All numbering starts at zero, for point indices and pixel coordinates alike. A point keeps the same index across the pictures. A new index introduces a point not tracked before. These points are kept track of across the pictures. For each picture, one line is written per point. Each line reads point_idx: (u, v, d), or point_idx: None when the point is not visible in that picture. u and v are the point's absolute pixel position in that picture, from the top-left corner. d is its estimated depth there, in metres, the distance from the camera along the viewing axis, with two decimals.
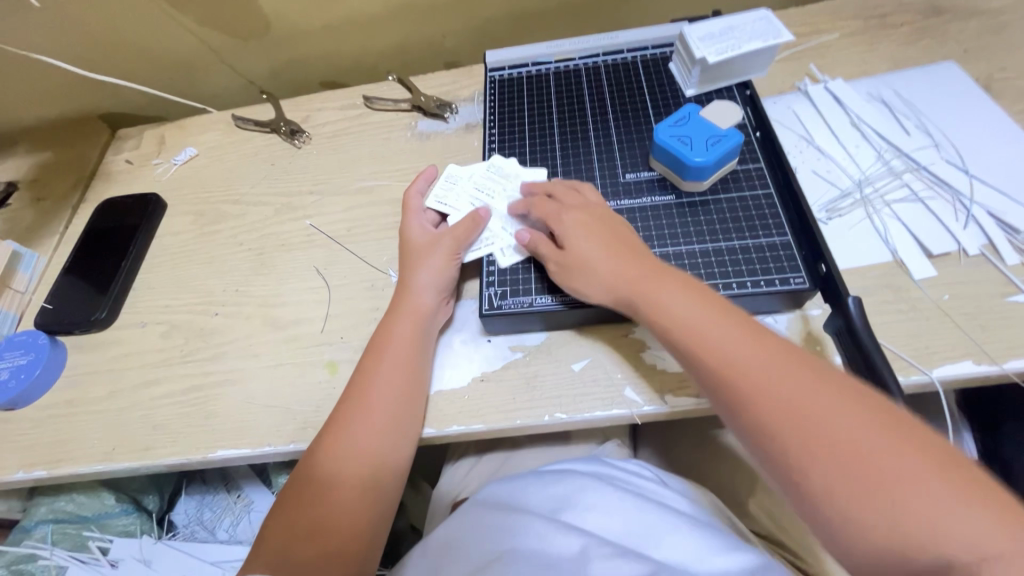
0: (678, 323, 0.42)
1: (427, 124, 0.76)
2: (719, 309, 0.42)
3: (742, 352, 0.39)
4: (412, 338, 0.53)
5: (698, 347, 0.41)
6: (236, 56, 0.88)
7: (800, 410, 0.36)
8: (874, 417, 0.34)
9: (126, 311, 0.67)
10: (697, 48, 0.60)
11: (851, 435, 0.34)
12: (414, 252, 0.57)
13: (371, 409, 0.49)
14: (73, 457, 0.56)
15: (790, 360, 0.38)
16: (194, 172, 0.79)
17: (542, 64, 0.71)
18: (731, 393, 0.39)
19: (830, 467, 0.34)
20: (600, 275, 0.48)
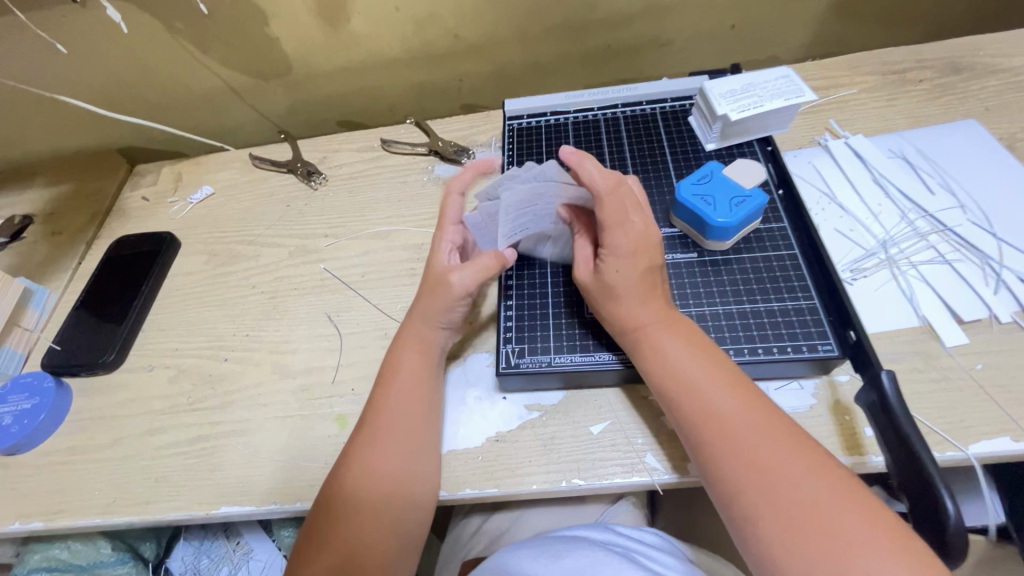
0: (676, 373, 0.44)
1: (443, 169, 0.76)
2: (714, 366, 0.44)
3: (737, 411, 0.41)
4: (422, 366, 0.53)
5: (686, 396, 0.43)
6: (256, 96, 0.89)
7: (776, 478, 0.37)
8: (845, 495, 0.36)
9: (134, 353, 0.66)
10: (719, 105, 0.60)
11: (825, 508, 0.35)
12: (427, 285, 0.55)
13: (386, 436, 0.48)
14: (72, 509, 0.55)
15: (772, 423, 0.40)
16: (210, 210, 0.79)
17: (561, 113, 0.71)
18: (717, 450, 0.40)
19: (786, 519, 0.36)
20: (618, 303, 0.48)
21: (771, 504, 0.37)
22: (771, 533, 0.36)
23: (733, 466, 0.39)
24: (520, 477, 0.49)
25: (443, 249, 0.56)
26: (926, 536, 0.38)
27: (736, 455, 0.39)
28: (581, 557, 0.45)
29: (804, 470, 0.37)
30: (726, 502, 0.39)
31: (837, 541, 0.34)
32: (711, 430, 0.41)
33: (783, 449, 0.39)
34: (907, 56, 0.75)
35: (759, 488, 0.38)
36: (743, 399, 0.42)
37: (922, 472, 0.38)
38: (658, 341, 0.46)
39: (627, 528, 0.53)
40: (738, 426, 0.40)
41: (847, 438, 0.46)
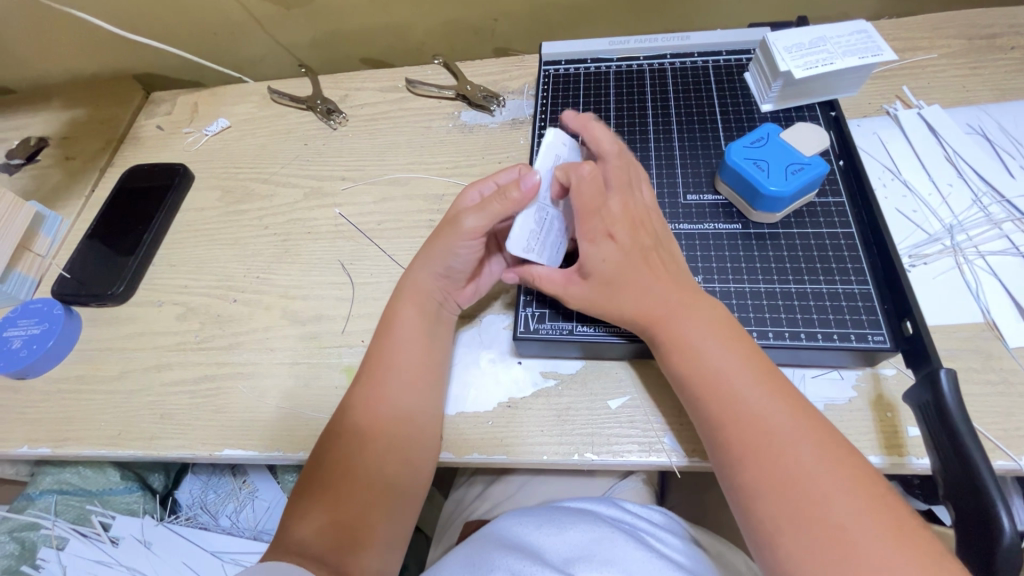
0: (695, 366, 0.40)
1: (471, 116, 0.71)
2: (744, 355, 0.39)
3: (767, 413, 0.37)
4: (418, 322, 0.50)
5: (707, 389, 0.39)
6: (278, 25, 0.84)
7: (799, 486, 0.34)
8: (873, 507, 0.32)
9: (144, 287, 0.64)
10: (783, 60, 0.53)
11: (853, 531, 0.32)
12: (440, 227, 0.51)
13: (383, 396, 0.47)
14: (78, 437, 0.55)
15: (799, 421, 0.36)
16: (225, 145, 0.75)
17: (603, 61, 0.65)
18: (740, 454, 0.36)
19: (800, 525, 0.33)
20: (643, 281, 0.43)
21: (795, 525, 0.33)
22: (790, 554, 0.33)
23: (757, 474, 0.35)
24: (531, 447, 0.47)
25: (469, 198, 0.52)
26: (968, 560, 0.35)
27: (759, 460, 0.35)
28: (583, 533, 0.43)
29: (835, 482, 0.33)
30: (745, 511, 0.36)
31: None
32: (734, 432, 0.37)
33: (821, 465, 0.34)
34: (999, 18, 0.66)
35: (777, 493, 0.34)
36: (771, 394, 0.37)
37: (978, 487, 0.34)
38: (682, 332, 0.41)
39: (634, 505, 0.51)
40: (768, 434, 0.36)
41: (887, 435, 0.43)
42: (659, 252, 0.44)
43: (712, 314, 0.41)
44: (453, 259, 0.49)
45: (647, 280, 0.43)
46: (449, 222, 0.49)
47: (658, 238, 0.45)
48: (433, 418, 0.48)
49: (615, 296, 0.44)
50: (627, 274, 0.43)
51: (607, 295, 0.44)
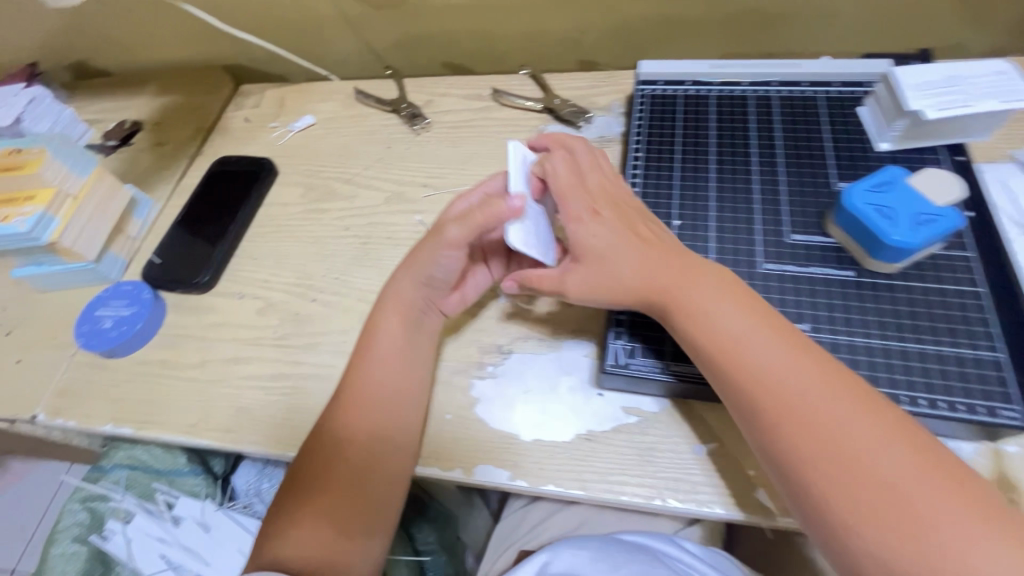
0: (713, 334, 0.40)
1: (556, 130, 0.70)
2: (760, 315, 0.40)
3: (790, 374, 0.37)
4: (398, 334, 0.50)
5: (730, 356, 0.39)
6: (368, 25, 0.85)
7: (846, 448, 0.35)
8: (912, 454, 0.34)
9: (226, 278, 0.65)
10: (912, 98, 0.50)
11: (900, 483, 0.33)
12: (425, 238, 0.52)
13: (361, 403, 0.48)
14: (159, 422, 0.56)
15: (822, 377, 0.37)
16: (310, 142, 0.76)
17: (704, 84, 0.62)
18: (776, 422, 0.37)
19: (851, 486, 0.34)
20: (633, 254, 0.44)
21: (846, 487, 0.34)
22: (846, 513, 0.34)
23: (797, 440, 0.36)
24: (611, 486, 0.45)
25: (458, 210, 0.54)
26: None
27: (796, 426, 0.36)
28: None
29: (872, 434, 0.35)
30: (790, 476, 0.36)
31: (924, 521, 0.32)
32: (763, 398, 0.38)
33: (856, 418, 0.35)
34: None
35: (821, 458, 0.35)
36: (793, 354, 0.38)
37: None
38: (697, 304, 0.42)
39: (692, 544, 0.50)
40: (799, 396, 0.37)
41: None
42: (648, 226, 0.47)
43: (718, 280, 0.43)
44: (436, 268, 0.50)
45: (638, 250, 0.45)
46: (436, 233, 0.50)
47: (642, 214, 0.48)
48: (411, 420, 0.49)
49: (616, 279, 0.45)
50: (614, 249, 0.45)
51: (604, 267, 0.45)
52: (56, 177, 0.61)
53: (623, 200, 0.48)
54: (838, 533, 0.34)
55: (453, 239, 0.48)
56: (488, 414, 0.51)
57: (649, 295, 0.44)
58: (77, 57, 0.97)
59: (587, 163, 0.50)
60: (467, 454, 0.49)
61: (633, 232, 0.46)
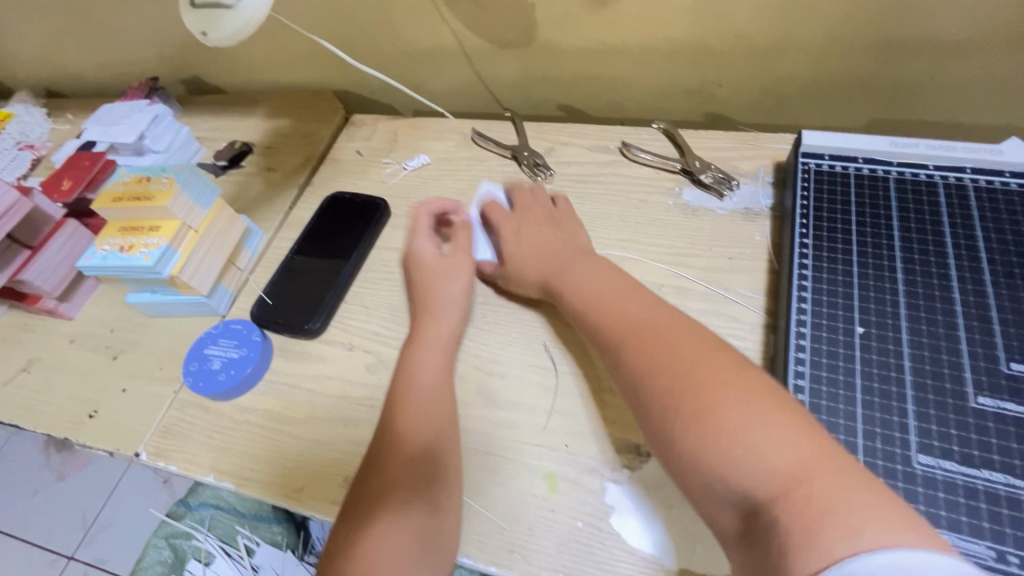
0: (587, 295, 0.51)
1: (694, 195, 0.64)
2: (630, 289, 0.50)
3: (642, 320, 0.46)
4: (444, 358, 0.53)
5: (596, 310, 0.49)
6: (487, 63, 0.82)
7: (669, 367, 0.41)
8: (722, 370, 0.39)
9: (335, 325, 0.62)
10: None
11: (712, 395, 0.38)
12: (423, 275, 0.58)
13: (414, 418, 0.48)
14: (262, 480, 0.53)
15: (667, 322, 0.45)
16: (423, 182, 0.74)
17: (880, 163, 0.55)
18: (627, 357, 0.44)
19: (670, 399, 0.39)
20: (534, 245, 0.58)
21: (670, 404, 0.39)
22: (671, 429, 0.39)
23: (637, 368, 0.43)
24: None
25: (427, 244, 0.60)
26: None
27: (642, 359, 0.43)
28: None
29: (691, 357, 0.41)
30: (639, 407, 0.42)
31: (737, 421, 0.36)
32: (621, 340, 0.46)
33: (689, 350, 0.42)
34: None
35: (654, 383, 0.41)
36: (653, 309, 0.47)
37: None
38: (575, 284, 0.52)
39: None
40: (647, 339, 0.44)
41: None
42: (557, 233, 0.59)
43: (601, 263, 0.55)
44: (461, 290, 0.57)
45: (542, 242, 0.58)
46: (449, 263, 0.58)
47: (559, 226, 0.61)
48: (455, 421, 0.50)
49: (523, 259, 0.57)
50: (521, 243, 0.59)
51: (516, 253, 0.58)
52: (181, 211, 0.59)
53: (540, 215, 0.61)
54: (669, 445, 0.38)
55: (456, 257, 0.59)
56: (625, 528, 0.45)
57: (546, 278, 0.55)
58: (194, 72, 0.99)
59: (522, 198, 0.64)
60: (601, 574, 0.43)
61: (534, 231, 0.59)
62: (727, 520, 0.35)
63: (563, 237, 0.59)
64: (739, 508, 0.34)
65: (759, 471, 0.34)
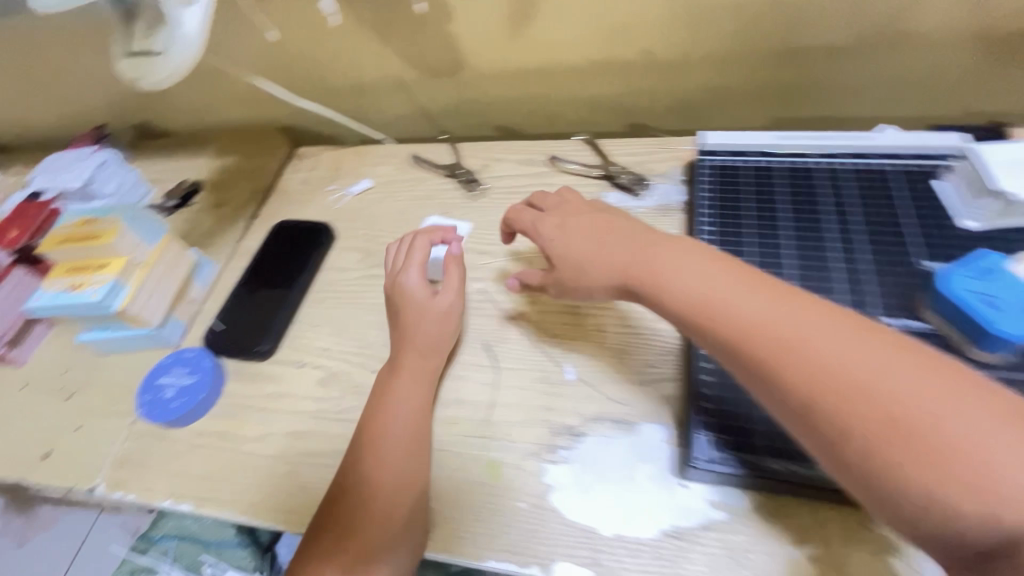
0: (685, 282, 0.42)
1: (615, 197, 0.69)
2: (724, 266, 0.42)
3: (755, 306, 0.38)
4: (420, 392, 0.53)
5: (699, 300, 0.41)
6: (422, 91, 0.87)
7: (830, 363, 0.34)
8: (896, 355, 0.33)
9: (286, 345, 0.65)
10: (999, 176, 0.49)
11: (900, 390, 0.32)
12: (409, 311, 0.57)
13: (380, 454, 0.49)
14: (219, 499, 0.55)
15: (794, 302, 0.38)
16: (366, 205, 0.78)
17: (768, 155, 0.62)
18: (769, 355, 0.36)
19: (845, 401, 0.33)
20: (598, 240, 0.50)
21: (851, 409, 0.32)
22: (859, 438, 0.32)
23: (780, 367, 0.35)
24: None
25: (412, 276, 0.58)
26: None
27: (787, 357, 0.35)
28: None
29: (845, 344, 0.34)
30: (803, 425, 0.35)
31: (949, 434, 0.30)
32: (746, 335, 0.37)
33: (839, 339, 0.35)
34: None
35: (817, 381, 0.34)
36: (760, 289, 0.39)
37: None
38: (677, 279, 0.43)
39: None
40: (785, 337, 0.36)
41: None
42: (619, 223, 0.51)
43: (692, 246, 0.45)
44: (438, 332, 0.56)
45: (625, 238, 0.49)
46: (434, 309, 0.56)
47: (623, 217, 0.52)
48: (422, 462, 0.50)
49: (607, 259, 0.48)
50: (572, 245, 0.51)
51: (589, 256, 0.49)
52: (128, 248, 0.62)
53: (575, 210, 0.55)
54: (860, 466, 0.32)
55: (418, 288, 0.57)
56: (562, 504, 0.48)
57: (627, 277, 0.46)
58: (141, 118, 1.02)
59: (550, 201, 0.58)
60: (543, 549, 0.46)
61: (607, 227, 0.51)
62: (958, 545, 0.29)
63: (619, 226, 0.51)
64: (981, 527, 0.28)
65: (982, 474, 0.28)
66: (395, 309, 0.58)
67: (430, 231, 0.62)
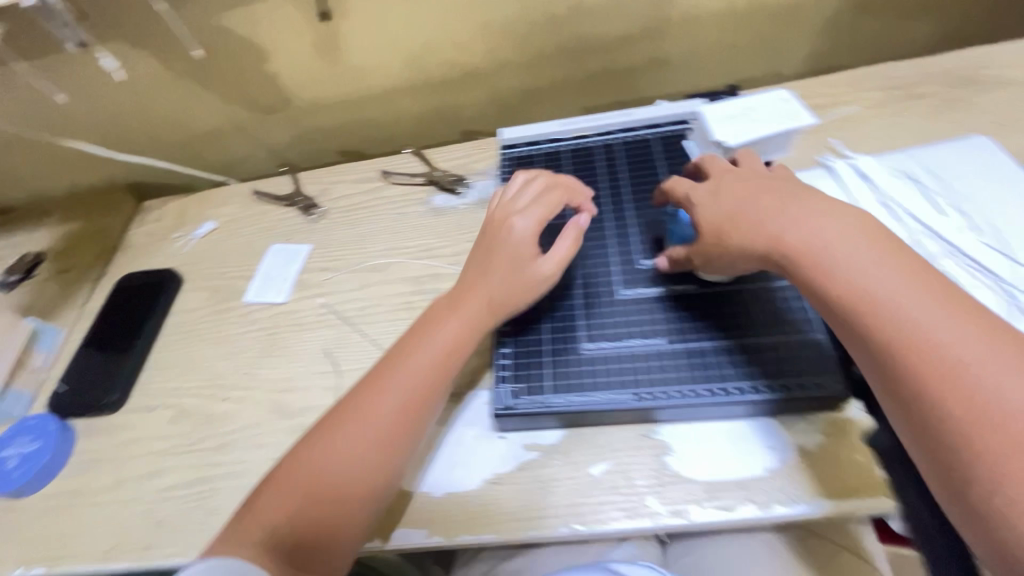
0: (825, 252, 0.44)
1: (441, 199, 0.76)
2: (874, 238, 0.44)
3: (906, 281, 0.41)
4: (454, 343, 0.52)
5: (819, 269, 0.44)
6: (259, 129, 0.91)
7: (920, 335, 0.39)
8: (973, 328, 0.39)
9: (136, 393, 0.66)
10: (713, 130, 0.59)
11: (960, 361, 0.38)
12: (491, 258, 0.55)
13: (379, 416, 0.48)
14: (75, 554, 0.55)
15: (913, 274, 0.42)
16: (211, 246, 0.80)
17: (556, 142, 0.71)
18: (867, 322, 0.41)
19: (922, 368, 0.38)
20: (760, 203, 0.48)
21: (923, 375, 0.38)
22: (930, 399, 0.38)
23: (883, 334, 0.40)
24: (520, 522, 0.48)
25: (524, 223, 0.55)
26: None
27: (884, 324, 0.40)
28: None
29: (938, 315, 0.40)
30: (849, 337, 0.42)
31: (958, 365, 0.37)
32: (853, 302, 0.42)
33: (932, 316, 0.39)
34: (912, 70, 0.73)
35: (902, 345, 0.39)
36: (902, 270, 0.42)
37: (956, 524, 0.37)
38: (776, 224, 0.46)
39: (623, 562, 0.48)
40: (873, 287, 0.41)
41: (859, 479, 0.45)
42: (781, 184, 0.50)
43: (820, 203, 0.47)
44: (521, 290, 0.53)
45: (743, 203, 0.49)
46: (527, 276, 0.53)
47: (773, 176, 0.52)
48: (428, 416, 0.50)
49: (735, 220, 0.48)
50: (736, 201, 0.49)
51: (729, 217, 0.49)
52: None
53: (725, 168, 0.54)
54: (936, 428, 0.37)
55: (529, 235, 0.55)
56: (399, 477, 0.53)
57: (776, 245, 0.46)
58: None
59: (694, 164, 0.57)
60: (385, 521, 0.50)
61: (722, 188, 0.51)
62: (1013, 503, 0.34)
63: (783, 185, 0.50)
64: None
65: None
66: (492, 249, 0.55)
67: (569, 191, 0.59)
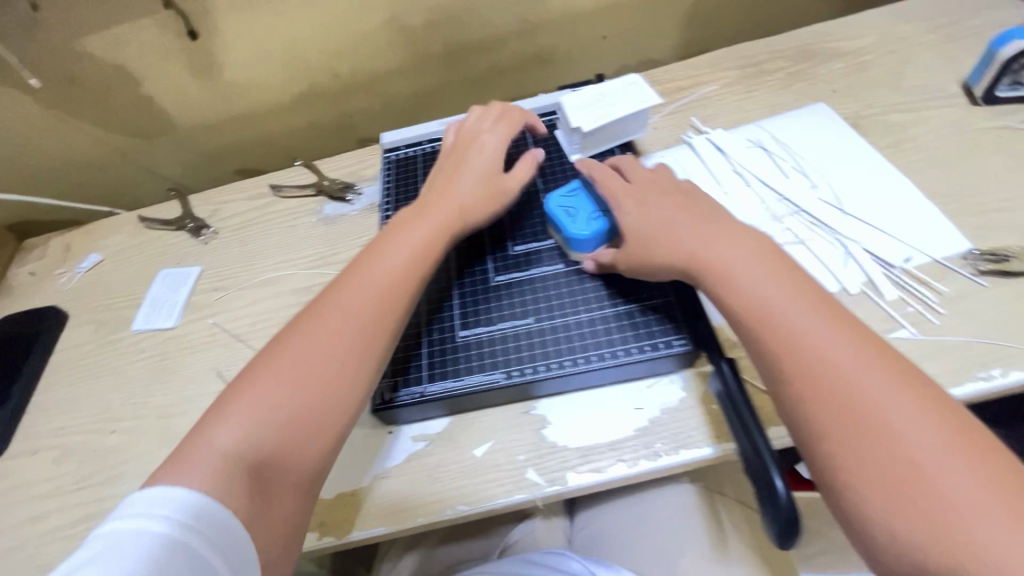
0: (730, 271, 0.45)
1: (332, 207, 0.76)
2: (778, 262, 0.45)
3: (800, 304, 0.42)
4: (422, 243, 0.53)
5: (725, 287, 0.45)
6: (145, 155, 0.88)
7: (812, 354, 0.39)
8: (864, 352, 0.39)
9: (17, 438, 0.63)
10: (572, 117, 0.62)
11: (850, 379, 0.38)
12: (457, 168, 0.59)
13: (349, 316, 0.47)
14: None
15: (811, 298, 0.43)
16: (98, 278, 0.77)
17: (436, 141, 0.72)
18: (767, 337, 0.42)
19: (813, 388, 0.39)
20: (680, 225, 0.49)
21: (814, 392, 0.38)
22: (821, 416, 0.38)
23: (780, 351, 0.41)
24: (408, 511, 0.49)
25: (491, 139, 0.61)
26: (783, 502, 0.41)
27: (783, 340, 0.41)
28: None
29: (830, 337, 0.40)
30: (753, 353, 0.43)
31: (859, 403, 0.37)
32: (758, 320, 0.42)
33: (828, 342, 0.40)
34: (762, 49, 0.79)
35: (798, 360, 0.40)
36: (799, 292, 0.43)
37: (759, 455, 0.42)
38: (687, 245, 0.48)
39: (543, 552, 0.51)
40: (773, 307, 0.42)
41: (716, 426, 0.49)
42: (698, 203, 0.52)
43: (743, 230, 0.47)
44: (484, 198, 0.57)
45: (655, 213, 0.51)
46: (495, 186, 0.58)
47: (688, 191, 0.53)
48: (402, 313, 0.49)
49: (659, 240, 0.50)
50: (652, 222, 0.51)
51: (651, 234, 0.50)
52: None
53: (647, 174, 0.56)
54: (825, 450, 0.37)
55: (494, 149, 0.60)
56: None
57: (691, 262, 0.47)
58: None
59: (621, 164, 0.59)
60: None
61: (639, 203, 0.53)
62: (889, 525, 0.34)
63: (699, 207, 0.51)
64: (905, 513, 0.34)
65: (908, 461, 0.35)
66: (461, 158, 0.60)
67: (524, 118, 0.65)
